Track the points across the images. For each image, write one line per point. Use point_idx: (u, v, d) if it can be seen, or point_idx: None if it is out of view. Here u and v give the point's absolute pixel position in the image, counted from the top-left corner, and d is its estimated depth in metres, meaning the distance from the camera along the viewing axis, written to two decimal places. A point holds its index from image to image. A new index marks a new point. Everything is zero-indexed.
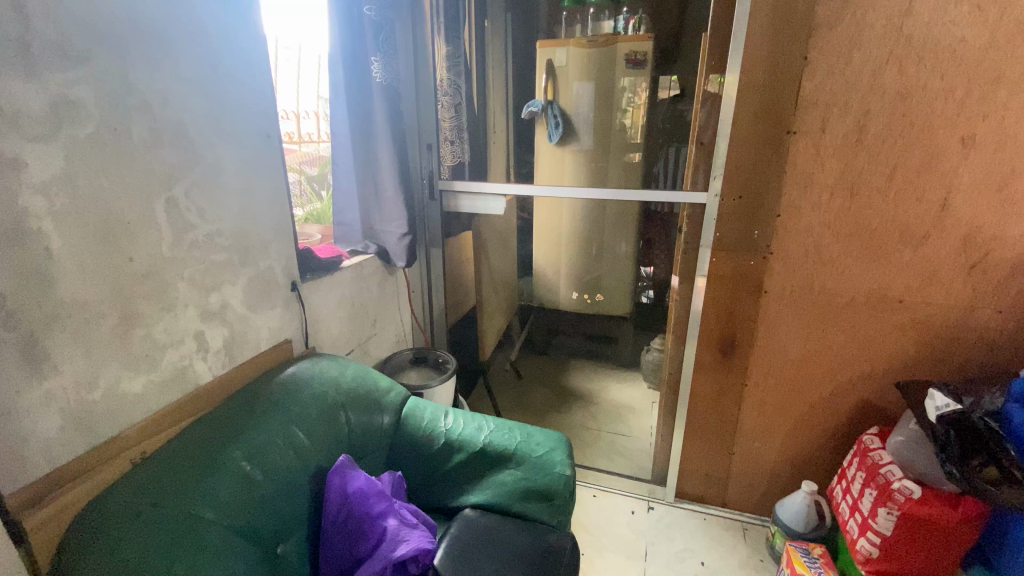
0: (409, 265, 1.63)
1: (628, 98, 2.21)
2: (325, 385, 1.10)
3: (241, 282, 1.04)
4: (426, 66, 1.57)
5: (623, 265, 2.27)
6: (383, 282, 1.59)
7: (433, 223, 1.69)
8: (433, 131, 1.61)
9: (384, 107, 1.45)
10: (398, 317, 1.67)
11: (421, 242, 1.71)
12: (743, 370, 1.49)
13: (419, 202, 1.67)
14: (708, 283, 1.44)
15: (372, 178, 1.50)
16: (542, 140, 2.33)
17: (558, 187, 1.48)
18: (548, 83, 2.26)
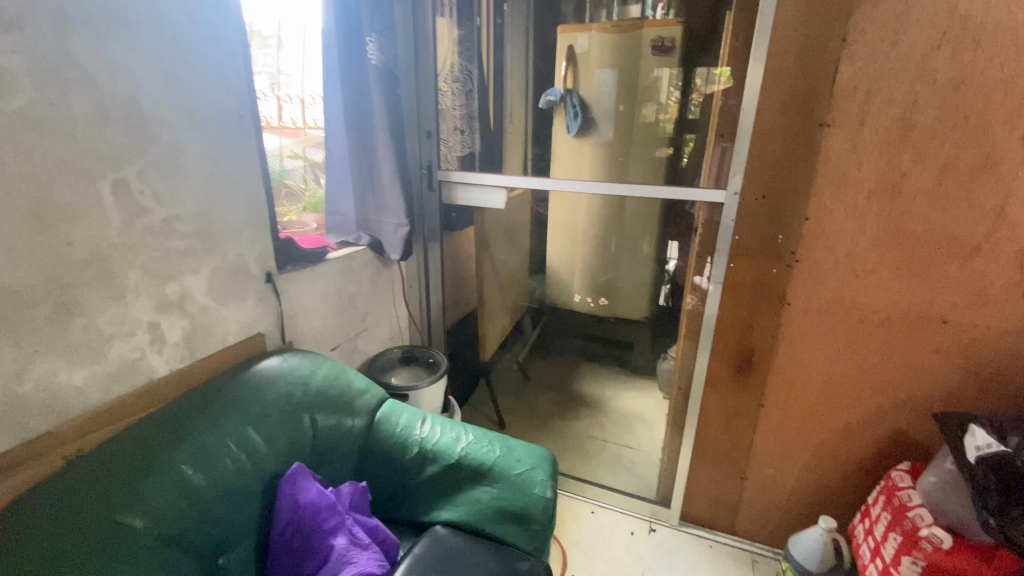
0: (405, 259, 1.54)
1: (664, 94, 2.02)
2: (292, 384, 1.04)
3: (206, 272, 0.99)
4: (427, 49, 1.47)
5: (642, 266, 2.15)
6: (376, 276, 1.50)
7: (434, 215, 1.59)
8: (435, 119, 1.51)
9: (382, 90, 1.36)
10: (392, 313, 1.60)
11: (419, 235, 1.62)
12: (760, 388, 1.35)
13: (415, 192, 1.57)
14: (723, 292, 1.31)
15: (368, 166, 1.43)
16: (560, 131, 2.20)
17: (561, 179, 1.37)
18: (568, 71, 2.15)
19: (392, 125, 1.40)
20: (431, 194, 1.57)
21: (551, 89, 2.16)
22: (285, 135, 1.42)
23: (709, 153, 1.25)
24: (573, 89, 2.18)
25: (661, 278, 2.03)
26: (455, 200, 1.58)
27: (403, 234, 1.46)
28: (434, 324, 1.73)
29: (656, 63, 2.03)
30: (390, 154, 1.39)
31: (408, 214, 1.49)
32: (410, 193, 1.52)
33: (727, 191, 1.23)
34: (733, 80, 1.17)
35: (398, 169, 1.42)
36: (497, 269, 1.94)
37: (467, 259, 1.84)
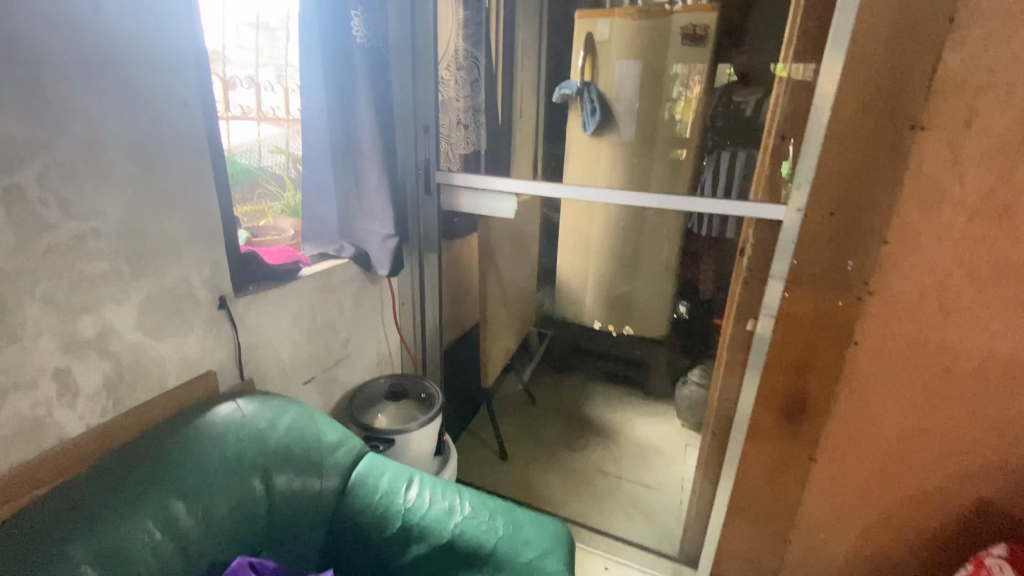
0: (394, 275, 1.33)
1: (679, 89, 1.84)
2: (245, 442, 0.83)
3: (137, 299, 0.76)
4: (424, 28, 1.23)
5: (663, 277, 1.99)
6: (360, 294, 1.28)
7: (430, 223, 1.37)
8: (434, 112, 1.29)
9: (369, 76, 1.13)
10: (381, 335, 1.38)
11: (413, 244, 1.39)
12: (813, 440, 1.14)
13: (407, 196, 1.34)
14: (773, 326, 1.09)
15: (353, 165, 1.22)
16: (576, 128, 1.98)
17: (583, 188, 1.16)
18: (585, 61, 1.93)
19: (380, 118, 1.18)
20: (428, 198, 1.34)
21: (566, 81, 1.92)
22: (264, 124, 1.23)
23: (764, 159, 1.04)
24: (590, 82, 1.95)
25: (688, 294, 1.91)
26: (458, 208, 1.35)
27: (392, 244, 1.25)
28: (428, 346, 1.51)
29: (683, 56, 1.82)
30: (377, 153, 1.18)
31: (398, 222, 1.28)
32: (402, 197, 1.30)
33: (787, 207, 1.01)
34: (802, 69, 0.95)
35: (386, 170, 1.20)
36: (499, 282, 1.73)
37: (467, 271, 1.63)
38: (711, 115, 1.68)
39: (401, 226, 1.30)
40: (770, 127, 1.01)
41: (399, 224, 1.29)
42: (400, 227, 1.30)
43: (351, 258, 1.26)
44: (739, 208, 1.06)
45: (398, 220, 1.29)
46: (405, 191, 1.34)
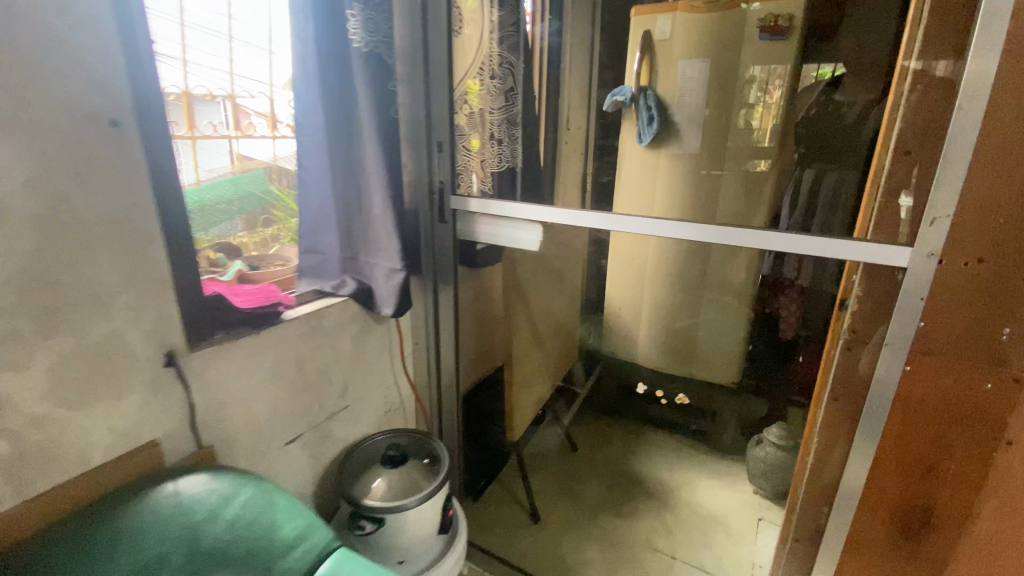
0: (402, 314, 1.12)
1: (755, 94, 1.53)
2: (172, 544, 0.66)
3: (44, 364, 0.62)
4: (438, 34, 1.04)
5: (734, 310, 1.70)
6: (359, 338, 1.10)
7: (446, 255, 1.17)
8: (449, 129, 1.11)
9: (369, 88, 0.95)
10: (386, 383, 1.20)
11: (423, 279, 1.20)
12: (936, 567, 0.83)
13: (413, 224, 1.15)
14: (890, 413, 0.78)
15: (355, 190, 1.05)
16: (630, 140, 1.76)
17: (624, 220, 0.95)
18: (642, 62, 1.66)
19: (385, 135, 0.99)
20: (443, 227, 1.15)
21: (620, 87, 1.70)
22: (281, 139, 1.12)
23: (873, 184, 0.74)
24: (648, 86, 1.68)
25: (766, 333, 1.64)
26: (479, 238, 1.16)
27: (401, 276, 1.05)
28: (440, 395, 1.32)
29: (762, 56, 1.50)
30: (382, 176, 1.00)
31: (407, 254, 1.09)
32: (406, 225, 1.11)
33: (913, 250, 0.69)
34: (937, 60, 0.64)
35: (394, 193, 1.02)
36: (527, 319, 1.51)
37: (491, 307, 1.43)
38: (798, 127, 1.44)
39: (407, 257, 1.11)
40: (884, 141, 0.72)
41: (407, 255, 1.10)
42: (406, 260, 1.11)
43: (349, 296, 1.07)
44: (840, 249, 0.75)
45: (407, 251, 1.11)
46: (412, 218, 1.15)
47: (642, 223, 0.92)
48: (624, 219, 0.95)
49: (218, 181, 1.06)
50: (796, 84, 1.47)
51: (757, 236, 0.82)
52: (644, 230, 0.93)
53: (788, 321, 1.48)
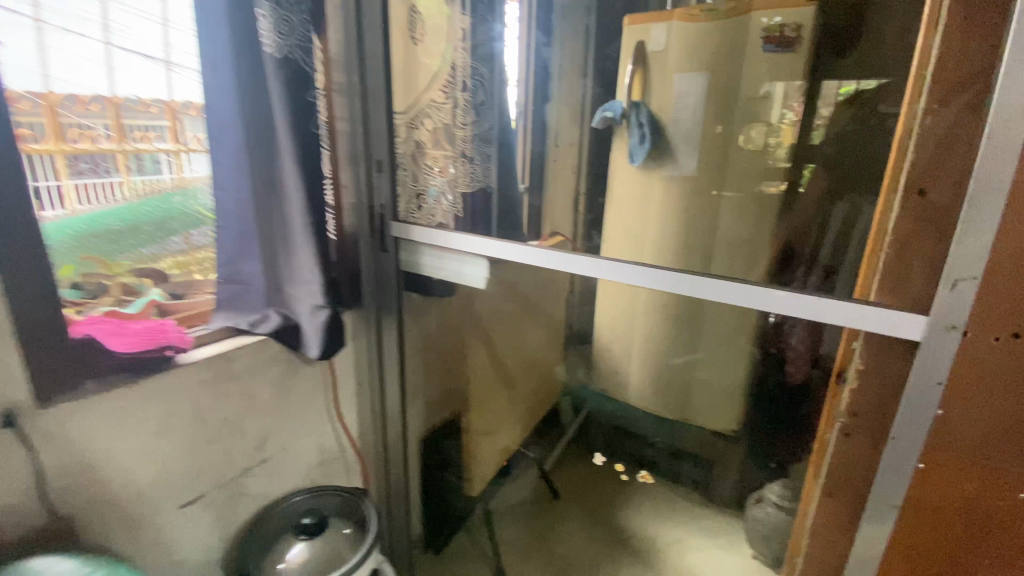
0: (333, 355, 0.99)
1: (778, 113, 1.32)
2: None
3: None
4: (374, 42, 0.99)
5: (738, 353, 1.51)
6: (282, 382, 0.97)
7: (389, 283, 1.09)
8: (388, 151, 1.05)
9: (283, 98, 0.83)
10: (319, 430, 1.07)
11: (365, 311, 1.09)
12: None
13: (354, 254, 1.08)
14: (901, 523, 0.59)
15: (274, 213, 0.92)
16: (621, 160, 1.61)
17: (575, 258, 0.85)
18: (633, 77, 1.52)
19: (303, 150, 0.87)
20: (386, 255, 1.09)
21: (609, 102, 1.54)
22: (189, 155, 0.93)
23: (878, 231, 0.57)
24: (640, 102, 1.54)
25: (771, 381, 1.47)
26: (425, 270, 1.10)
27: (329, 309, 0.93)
28: (385, 442, 1.18)
29: (771, 68, 1.32)
30: (302, 200, 0.87)
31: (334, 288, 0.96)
32: (335, 255, 0.99)
33: (925, 318, 0.53)
34: (948, 80, 0.50)
35: (315, 219, 0.89)
36: (490, 356, 1.37)
37: (449, 344, 1.29)
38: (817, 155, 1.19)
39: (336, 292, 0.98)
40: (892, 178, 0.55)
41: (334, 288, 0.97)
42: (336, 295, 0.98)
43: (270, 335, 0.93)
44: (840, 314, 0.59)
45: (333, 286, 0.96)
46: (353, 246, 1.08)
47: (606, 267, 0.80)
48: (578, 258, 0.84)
49: (139, 201, 0.88)
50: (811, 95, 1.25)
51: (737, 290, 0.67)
52: (602, 271, 0.81)
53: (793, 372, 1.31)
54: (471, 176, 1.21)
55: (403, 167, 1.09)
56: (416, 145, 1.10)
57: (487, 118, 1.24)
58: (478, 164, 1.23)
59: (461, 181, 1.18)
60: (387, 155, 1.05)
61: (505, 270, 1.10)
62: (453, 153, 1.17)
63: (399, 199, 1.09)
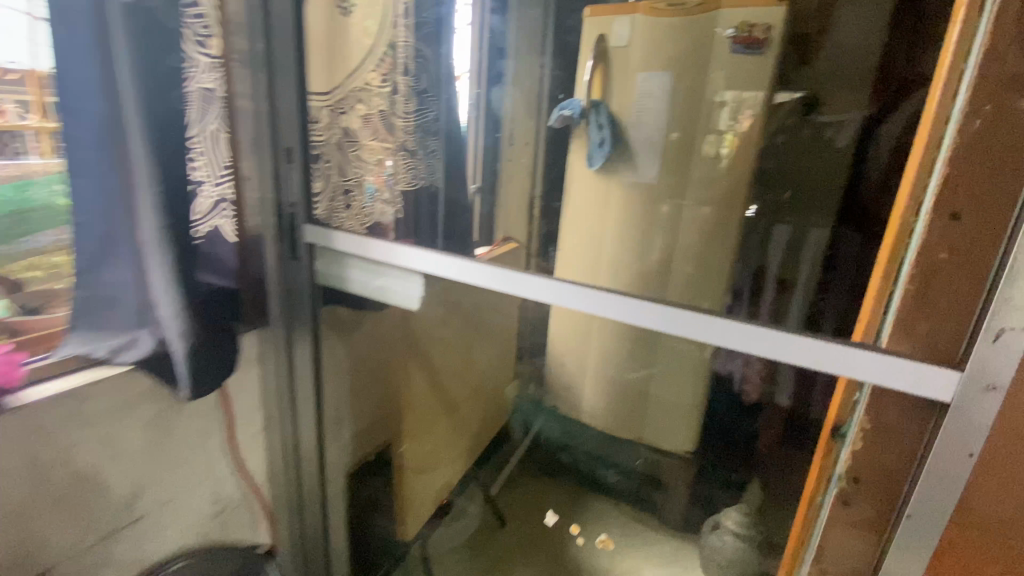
0: (208, 391, 0.80)
1: (726, 120, 1.28)
2: None
3: None
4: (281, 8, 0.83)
5: (691, 379, 1.43)
6: (155, 424, 0.79)
7: (303, 295, 0.94)
8: (299, 140, 0.89)
9: (133, 62, 0.64)
10: (214, 473, 0.90)
11: (272, 330, 0.93)
12: None
13: (257, 261, 0.91)
14: None
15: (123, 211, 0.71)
16: (579, 163, 1.47)
17: (533, 280, 0.73)
18: (593, 74, 1.39)
19: (153, 126, 0.67)
20: (297, 264, 0.93)
21: (568, 99, 1.39)
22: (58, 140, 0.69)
23: (888, 260, 0.48)
24: (600, 101, 1.41)
25: (730, 404, 1.40)
26: (349, 285, 0.96)
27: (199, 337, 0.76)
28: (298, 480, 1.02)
29: (738, 71, 1.23)
30: (147, 190, 0.67)
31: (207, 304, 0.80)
32: (226, 262, 0.84)
33: (964, 374, 0.43)
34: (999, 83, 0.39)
35: (171, 221, 0.70)
36: (429, 378, 1.22)
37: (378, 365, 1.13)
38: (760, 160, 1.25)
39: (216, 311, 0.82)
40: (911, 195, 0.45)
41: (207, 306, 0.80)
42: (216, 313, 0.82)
43: (133, 366, 0.75)
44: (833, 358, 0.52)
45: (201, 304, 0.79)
46: (259, 252, 0.91)
47: (570, 291, 0.71)
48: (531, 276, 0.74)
49: None
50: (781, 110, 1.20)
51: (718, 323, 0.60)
52: (559, 299, 0.72)
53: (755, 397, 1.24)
54: (413, 172, 1.08)
55: (324, 159, 0.92)
56: (345, 134, 0.93)
57: (432, 108, 1.09)
58: (420, 158, 1.11)
59: (400, 176, 1.05)
60: (299, 145, 0.89)
61: (446, 286, 0.95)
62: (394, 147, 1.01)
63: (318, 196, 0.93)
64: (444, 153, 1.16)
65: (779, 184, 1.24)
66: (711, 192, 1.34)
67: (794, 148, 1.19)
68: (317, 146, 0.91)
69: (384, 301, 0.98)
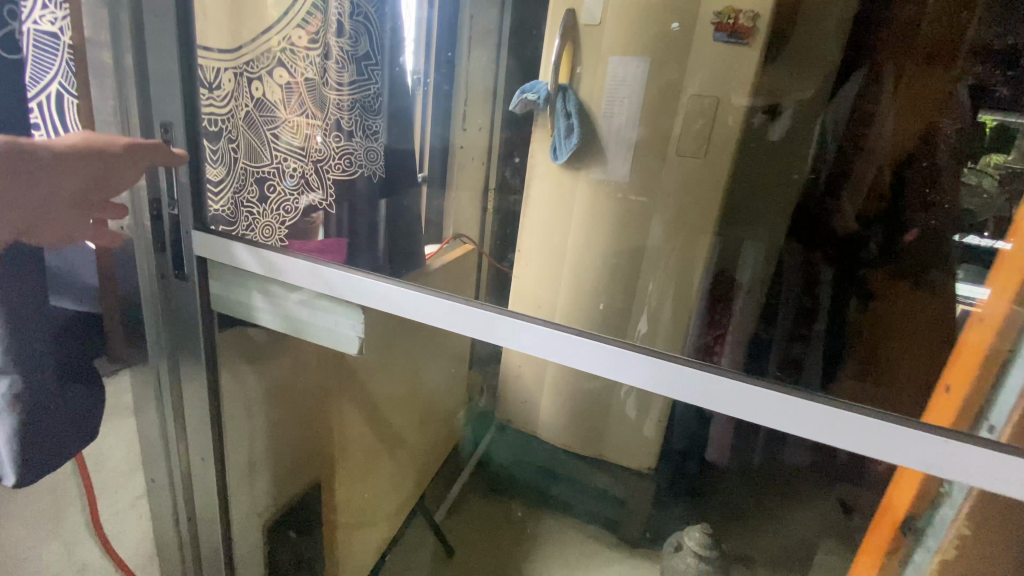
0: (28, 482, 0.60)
1: (700, 116, 1.19)
2: None
3: None
4: None
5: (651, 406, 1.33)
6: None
7: (189, 322, 0.74)
8: (183, 110, 0.66)
9: None
10: (66, 531, 0.74)
11: (149, 370, 0.76)
12: None
13: (121, 174, 0.64)
14: None
15: None
16: (541, 154, 1.30)
17: (523, 327, 0.68)
18: (561, 53, 1.21)
19: None
20: (185, 288, 0.73)
21: (532, 81, 1.21)
22: None
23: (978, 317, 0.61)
24: (568, 86, 1.25)
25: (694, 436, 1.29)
26: (257, 320, 0.79)
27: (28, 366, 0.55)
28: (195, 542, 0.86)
29: (724, 67, 1.13)
30: None
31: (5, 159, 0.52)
32: (86, 283, 0.67)
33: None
34: None
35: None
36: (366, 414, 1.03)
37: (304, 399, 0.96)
38: (713, 159, 1.23)
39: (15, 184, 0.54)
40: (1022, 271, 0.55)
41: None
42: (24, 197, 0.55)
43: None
44: (820, 422, 0.53)
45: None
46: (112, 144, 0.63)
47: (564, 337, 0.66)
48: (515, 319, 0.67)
49: None
50: (747, 110, 1.16)
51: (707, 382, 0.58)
52: (540, 350, 0.68)
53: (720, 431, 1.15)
54: (346, 156, 0.94)
55: (228, 136, 0.74)
56: (258, 105, 0.78)
57: (371, 80, 0.94)
58: (357, 141, 0.95)
59: (335, 163, 0.92)
60: (182, 118, 0.66)
61: (387, 314, 0.77)
62: (323, 124, 0.88)
63: (216, 188, 0.73)
64: (383, 138, 1.01)
65: (736, 197, 1.25)
66: (679, 191, 1.25)
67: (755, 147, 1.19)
68: (218, 121, 0.72)
69: (306, 338, 0.83)
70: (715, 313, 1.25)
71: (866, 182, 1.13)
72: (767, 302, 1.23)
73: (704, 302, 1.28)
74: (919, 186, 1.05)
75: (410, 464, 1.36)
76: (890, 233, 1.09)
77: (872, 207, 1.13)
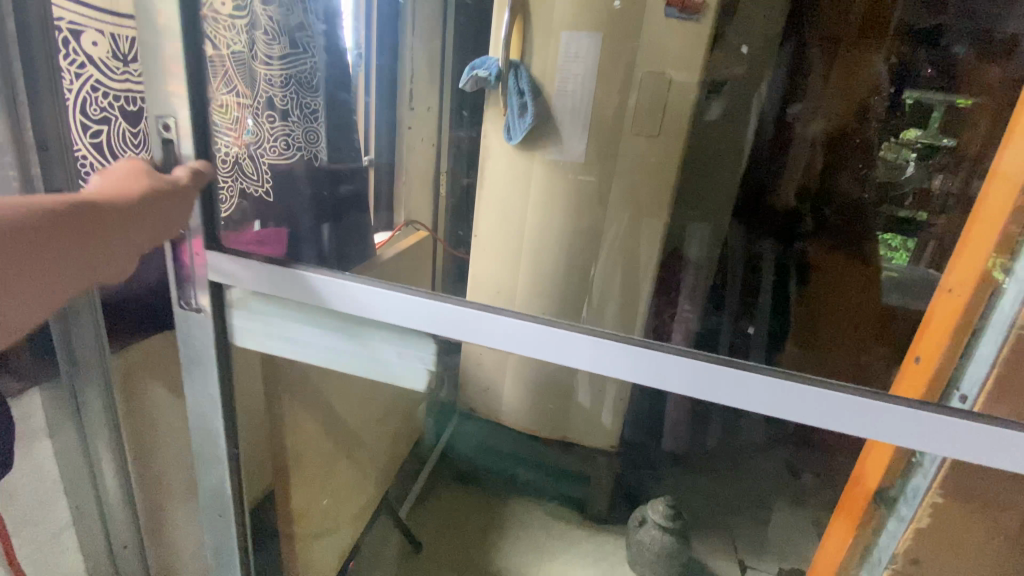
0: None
1: (653, 95, 1.16)
2: None
3: None
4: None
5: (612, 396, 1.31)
6: None
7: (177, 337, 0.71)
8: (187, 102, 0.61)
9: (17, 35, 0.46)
10: None
11: (61, 385, 0.69)
12: None
13: (180, 213, 0.59)
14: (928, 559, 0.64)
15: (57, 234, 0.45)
16: (495, 135, 1.22)
17: (504, 327, 0.64)
18: (511, 26, 1.12)
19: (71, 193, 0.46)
20: (198, 318, 0.71)
21: (481, 57, 1.14)
22: None
23: (949, 282, 0.68)
24: (519, 63, 1.15)
25: (656, 419, 1.30)
26: (236, 340, 0.74)
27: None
28: (142, 549, 0.85)
29: (677, 47, 1.11)
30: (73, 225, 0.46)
31: (92, 211, 0.47)
32: None
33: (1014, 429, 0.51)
34: None
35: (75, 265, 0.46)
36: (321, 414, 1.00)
37: None
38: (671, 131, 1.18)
39: (115, 238, 0.49)
40: (990, 250, 0.60)
41: (72, 214, 0.46)
42: (119, 251, 0.50)
43: None
44: (825, 413, 0.55)
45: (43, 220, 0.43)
46: (171, 181, 0.58)
47: (543, 336, 0.62)
48: (499, 319, 0.64)
49: None
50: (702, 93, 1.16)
51: (706, 379, 0.58)
52: (529, 350, 0.64)
53: (680, 413, 1.17)
54: (282, 138, 0.89)
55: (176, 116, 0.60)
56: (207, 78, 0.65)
57: (308, 54, 0.90)
58: (294, 122, 0.90)
59: (269, 146, 0.86)
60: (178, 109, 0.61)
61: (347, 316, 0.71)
62: (252, 104, 0.81)
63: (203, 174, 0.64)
64: (324, 121, 0.97)
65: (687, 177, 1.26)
66: (635, 169, 1.24)
67: (707, 124, 1.20)
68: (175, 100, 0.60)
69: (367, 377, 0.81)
70: (665, 291, 1.28)
71: (803, 160, 1.25)
72: (714, 278, 1.27)
73: (655, 281, 1.31)
74: (855, 160, 1.20)
75: (371, 462, 1.31)
76: (818, 210, 1.25)
77: (810, 184, 1.26)
